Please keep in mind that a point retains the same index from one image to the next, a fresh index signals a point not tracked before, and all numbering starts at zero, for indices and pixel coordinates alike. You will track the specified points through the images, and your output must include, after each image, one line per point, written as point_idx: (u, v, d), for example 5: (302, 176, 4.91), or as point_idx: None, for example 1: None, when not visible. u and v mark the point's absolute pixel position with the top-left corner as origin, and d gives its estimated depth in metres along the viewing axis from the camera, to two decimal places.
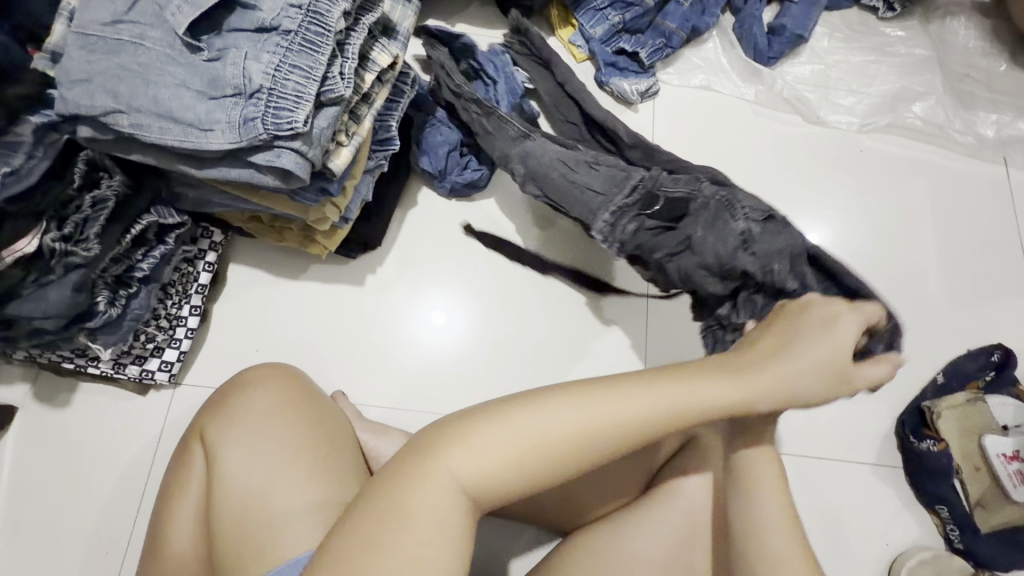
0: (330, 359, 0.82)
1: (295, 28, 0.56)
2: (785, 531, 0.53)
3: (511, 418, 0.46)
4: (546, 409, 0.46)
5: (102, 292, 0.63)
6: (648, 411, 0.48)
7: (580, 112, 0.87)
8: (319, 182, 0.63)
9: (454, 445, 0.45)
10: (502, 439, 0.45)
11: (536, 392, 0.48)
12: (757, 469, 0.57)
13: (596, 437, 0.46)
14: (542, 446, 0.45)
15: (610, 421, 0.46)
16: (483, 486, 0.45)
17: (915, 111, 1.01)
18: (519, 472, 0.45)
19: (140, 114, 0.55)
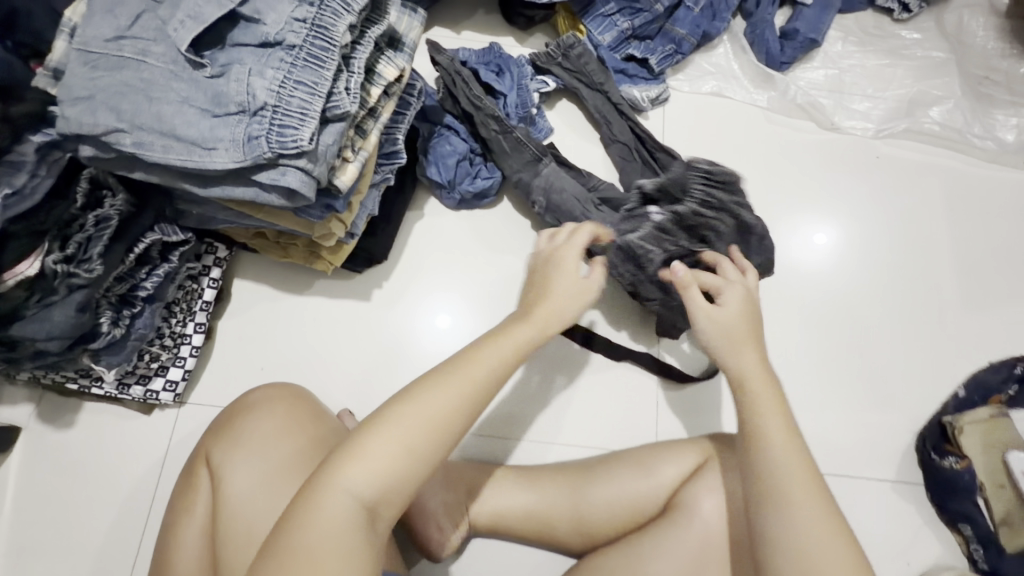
0: (335, 376, 0.80)
1: (300, 43, 0.54)
2: (813, 496, 0.49)
3: (378, 427, 0.49)
4: (409, 411, 0.49)
5: (105, 313, 0.62)
6: (479, 376, 0.52)
7: (630, 131, 0.90)
8: (324, 199, 0.61)
9: (345, 460, 0.47)
10: (383, 446, 0.48)
11: (394, 403, 0.50)
12: (770, 428, 0.53)
13: (456, 414, 0.50)
14: (419, 443, 0.48)
15: (457, 403, 0.51)
16: (381, 487, 0.47)
17: (932, 115, 0.99)
18: (409, 465, 0.48)
19: (142, 132, 0.53)
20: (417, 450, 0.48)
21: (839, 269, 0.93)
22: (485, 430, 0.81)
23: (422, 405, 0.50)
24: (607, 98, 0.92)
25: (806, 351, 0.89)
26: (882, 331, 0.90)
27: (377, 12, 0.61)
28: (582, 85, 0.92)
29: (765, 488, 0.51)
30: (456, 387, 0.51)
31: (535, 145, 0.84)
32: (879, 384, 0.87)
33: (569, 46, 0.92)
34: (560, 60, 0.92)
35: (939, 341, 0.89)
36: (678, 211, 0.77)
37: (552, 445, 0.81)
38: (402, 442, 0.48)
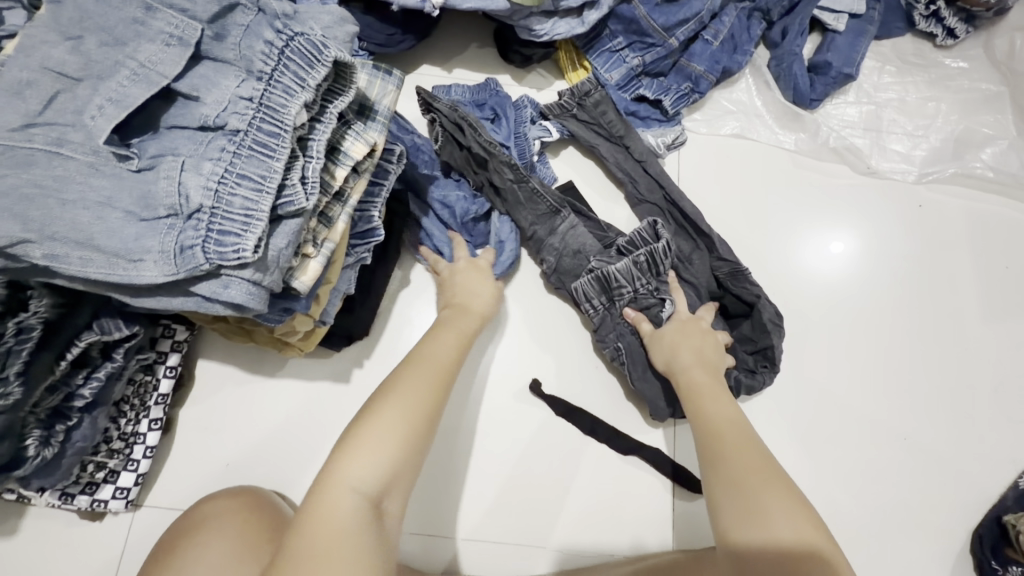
0: (311, 472, 0.71)
1: (244, 127, 0.48)
2: (784, 497, 0.56)
3: (373, 423, 0.54)
4: (391, 404, 0.55)
5: (32, 433, 0.54)
6: (441, 371, 0.61)
7: (661, 194, 0.82)
8: (283, 302, 0.55)
9: (347, 459, 0.51)
10: (374, 440, 0.53)
11: (372, 406, 0.56)
12: (726, 433, 0.62)
13: (435, 400, 0.58)
14: (408, 429, 0.54)
15: (432, 392, 0.58)
16: (386, 474, 0.52)
17: (984, 158, 0.88)
18: (404, 450, 0.53)
19: (54, 242, 0.45)
20: (409, 433, 0.54)
21: (879, 335, 0.83)
22: (413, 527, 0.72)
23: (402, 395, 0.57)
24: (628, 153, 0.83)
25: (841, 432, 0.79)
26: (925, 408, 0.80)
27: (341, 81, 0.54)
28: (599, 139, 0.83)
29: (738, 502, 0.56)
30: (425, 378, 0.59)
31: (553, 196, 0.76)
32: (923, 469, 0.78)
33: (584, 94, 0.83)
34: (575, 111, 0.83)
35: (992, 419, 0.80)
36: (657, 254, 0.74)
37: (544, 549, 0.72)
38: (396, 430, 0.54)
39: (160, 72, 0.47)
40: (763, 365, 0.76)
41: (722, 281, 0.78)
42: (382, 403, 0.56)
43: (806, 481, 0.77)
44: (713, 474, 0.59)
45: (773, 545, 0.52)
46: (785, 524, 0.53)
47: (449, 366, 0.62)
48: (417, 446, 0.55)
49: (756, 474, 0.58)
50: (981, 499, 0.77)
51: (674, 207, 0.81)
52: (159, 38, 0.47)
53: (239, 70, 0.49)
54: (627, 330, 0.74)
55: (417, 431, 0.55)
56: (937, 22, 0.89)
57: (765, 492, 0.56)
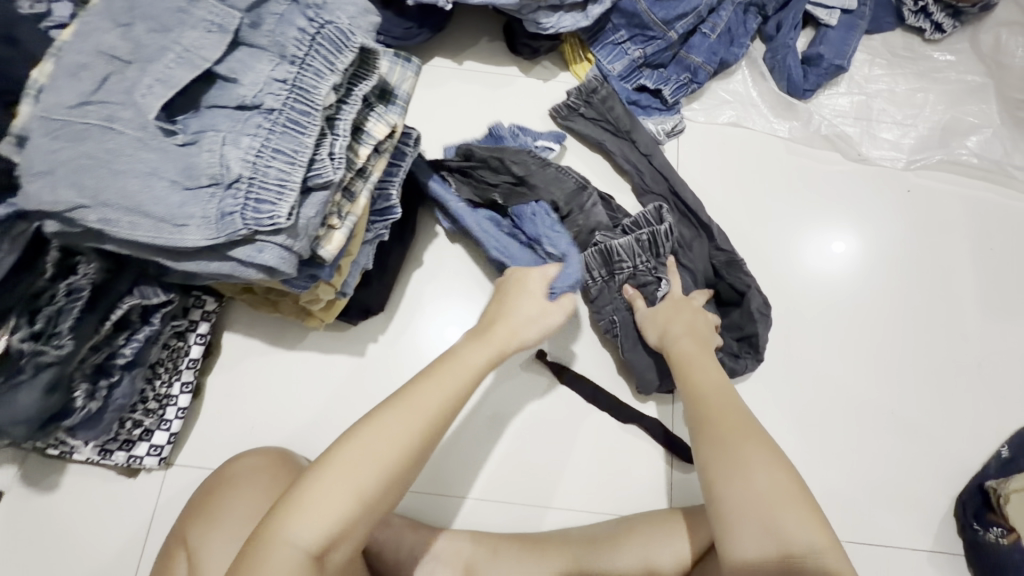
0: (329, 435, 0.76)
1: (279, 106, 0.52)
2: (764, 452, 0.59)
3: (326, 478, 0.50)
4: (356, 451, 0.52)
5: (79, 386, 0.59)
6: (417, 429, 0.54)
7: (666, 185, 0.86)
8: (309, 268, 0.59)
9: (291, 516, 0.49)
10: (325, 496, 0.49)
11: (338, 448, 0.52)
12: (709, 390, 0.66)
13: (398, 463, 0.52)
14: (366, 483, 0.51)
15: (404, 444, 0.53)
16: (327, 538, 0.49)
17: (969, 145, 0.92)
18: (351, 515, 0.50)
19: (107, 208, 0.50)
20: (361, 496, 0.50)
21: (868, 313, 0.87)
22: (420, 487, 0.76)
23: (362, 452, 0.52)
24: (635, 146, 0.88)
25: (832, 405, 0.83)
26: (912, 382, 0.84)
27: (365, 67, 0.59)
28: (608, 134, 0.88)
29: (719, 456, 0.60)
30: (393, 437, 0.53)
31: (577, 173, 0.81)
32: (910, 440, 0.82)
33: (591, 91, 0.88)
34: (582, 109, 0.88)
35: (975, 392, 0.84)
36: (659, 235, 0.79)
37: (547, 510, 0.76)
38: (347, 490, 0.50)
39: (202, 56, 0.51)
40: (747, 352, 0.80)
41: (718, 269, 0.82)
42: (340, 456, 0.51)
43: (798, 450, 0.82)
44: (697, 430, 0.64)
45: (749, 493, 0.56)
46: (759, 474, 0.57)
47: (428, 422, 0.55)
48: (370, 509, 0.51)
49: (736, 431, 0.61)
50: (964, 466, 0.81)
51: (677, 198, 0.85)
52: (201, 25, 0.51)
53: (273, 54, 0.53)
54: (623, 305, 0.79)
55: (371, 495, 0.51)
56: (925, 17, 0.94)
57: (742, 443, 0.60)
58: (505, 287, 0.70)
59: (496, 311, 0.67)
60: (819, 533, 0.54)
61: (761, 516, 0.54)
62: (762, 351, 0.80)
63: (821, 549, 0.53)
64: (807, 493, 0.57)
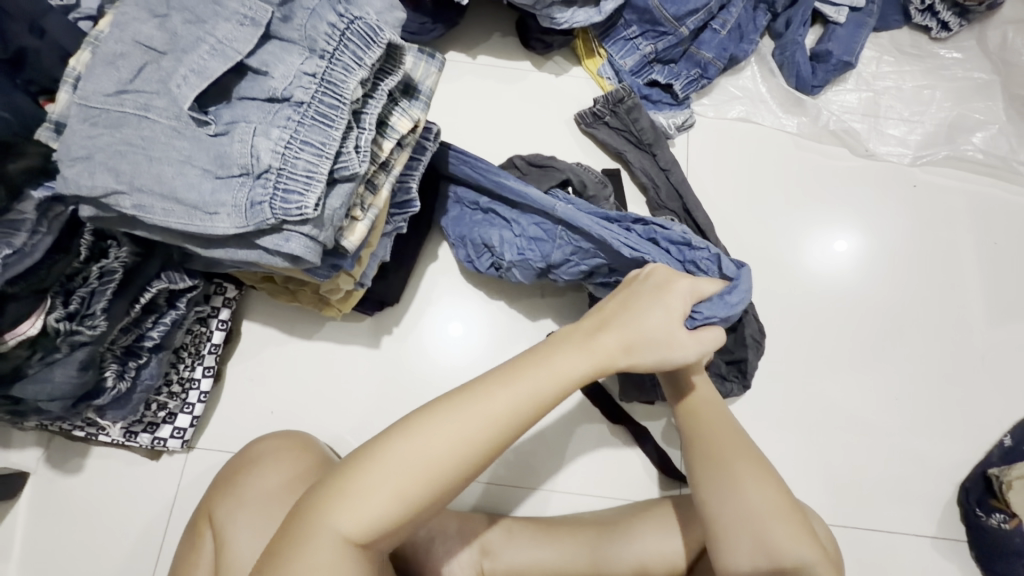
0: (348, 422, 0.78)
1: (308, 99, 0.54)
2: (757, 469, 0.61)
3: (380, 471, 0.48)
4: (410, 449, 0.49)
5: (110, 366, 0.60)
6: (479, 438, 0.50)
7: (681, 203, 0.87)
8: (331, 259, 0.60)
9: (340, 502, 0.48)
10: (375, 491, 0.48)
11: (390, 440, 0.50)
12: (704, 409, 0.67)
13: (454, 469, 0.49)
14: (419, 482, 0.48)
15: (463, 448, 0.50)
16: (374, 530, 0.48)
17: (975, 142, 0.93)
18: (400, 514, 0.48)
19: (142, 194, 0.52)
20: (411, 496, 0.48)
21: (875, 306, 0.89)
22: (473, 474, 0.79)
23: (416, 452, 0.49)
24: (655, 160, 0.89)
25: (838, 396, 0.85)
26: (917, 375, 0.86)
27: (391, 63, 0.60)
28: (630, 146, 0.89)
29: (715, 474, 0.61)
30: (454, 441, 0.50)
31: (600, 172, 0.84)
32: (916, 430, 0.84)
33: (618, 100, 0.89)
34: (607, 118, 0.89)
35: (979, 383, 0.85)
36: None
37: (552, 495, 0.79)
38: (399, 489, 0.48)
39: (235, 48, 0.53)
40: (735, 375, 0.82)
41: None
42: (396, 451, 0.49)
43: (805, 439, 0.84)
44: (690, 447, 0.65)
45: (745, 509, 0.58)
46: (756, 494, 0.59)
47: (492, 432, 0.51)
48: (418, 510, 0.49)
49: (732, 448, 0.63)
50: (968, 455, 0.82)
51: (689, 217, 0.87)
52: (235, 18, 0.53)
53: (303, 49, 0.55)
54: None
55: (423, 495, 0.49)
56: (931, 15, 0.96)
57: (737, 459, 0.61)
58: (631, 284, 0.63)
59: (617, 308, 0.60)
60: (807, 542, 0.57)
61: (757, 530, 0.57)
62: (749, 378, 0.82)
63: (815, 560, 0.56)
64: (794, 506, 0.60)
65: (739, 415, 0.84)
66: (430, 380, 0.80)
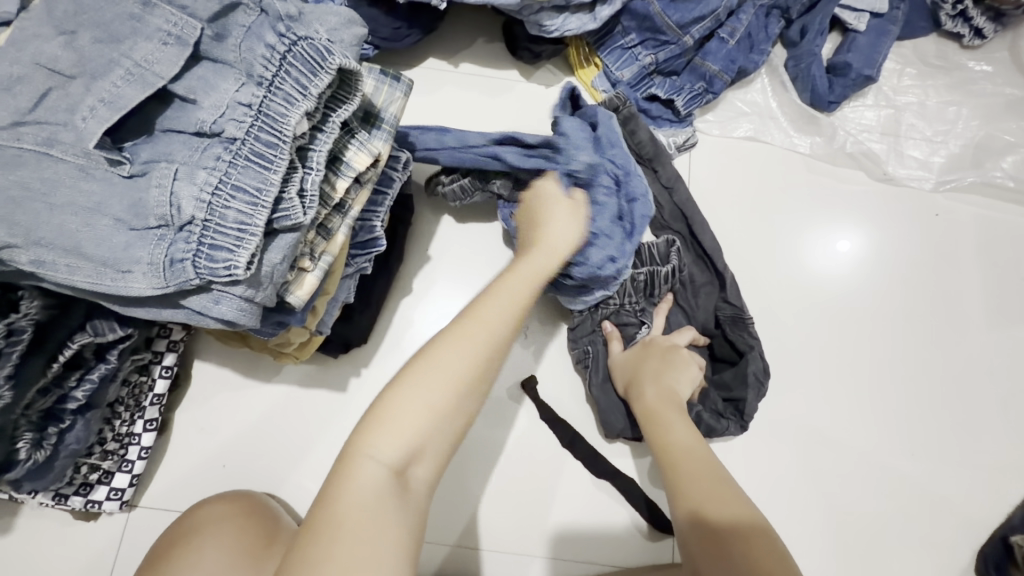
0: (306, 478, 0.71)
1: (241, 135, 0.44)
2: (738, 517, 0.57)
3: (402, 395, 0.51)
4: (428, 364, 0.52)
5: (23, 436, 0.53)
6: (485, 347, 0.55)
7: (683, 224, 0.80)
8: (276, 316, 0.52)
9: (368, 433, 0.49)
10: (408, 409, 0.50)
11: (405, 369, 0.53)
12: (679, 442, 0.64)
13: (474, 369, 0.53)
14: (446, 387, 0.52)
15: (479, 349, 0.54)
16: (410, 446, 0.50)
17: (1004, 166, 0.85)
18: (434, 422, 0.50)
19: (42, 248, 0.42)
20: (439, 413, 0.51)
21: (891, 348, 0.81)
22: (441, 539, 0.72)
23: (434, 368, 0.52)
24: (655, 176, 0.80)
25: (846, 449, 0.78)
26: (931, 429, 0.79)
27: (346, 89, 0.51)
28: None
29: (697, 524, 0.57)
30: (464, 354, 0.54)
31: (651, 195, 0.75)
32: (932, 488, 0.77)
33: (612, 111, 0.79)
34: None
35: (1000, 435, 0.78)
36: (657, 276, 0.76)
37: (530, 559, 0.72)
38: (425, 404, 0.51)
39: (157, 72, 0.42)
40: (732, 414, 0.75)
41: (721, 322, 0.77)
42: (413, 374, 0.52)
43: (812, 496, 0.76)
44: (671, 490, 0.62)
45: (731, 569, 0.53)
46: (739, 549, 0.54)
47: (497, 341, 0.56)
48: (449, 421, 0.51)
49: (712, 494, 0.59)
50: (986, 516, 0.76)
51: (694, 241, 0.79)
52: (157, 36, 0.43)
53: (239, 74, 0.45)
54: (600, 340, 0.76)
55: (449, 409, 0.52)
56: (964, 21, 0.86)
57: (719, 508, 0.57)
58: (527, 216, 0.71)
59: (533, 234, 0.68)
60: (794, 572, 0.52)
61: (744, 556, 0.53)
62: (749, 421, 0.74)
63: None
64: (769, 532, 0.56)
65: (739, 471, 0.77)
66: None
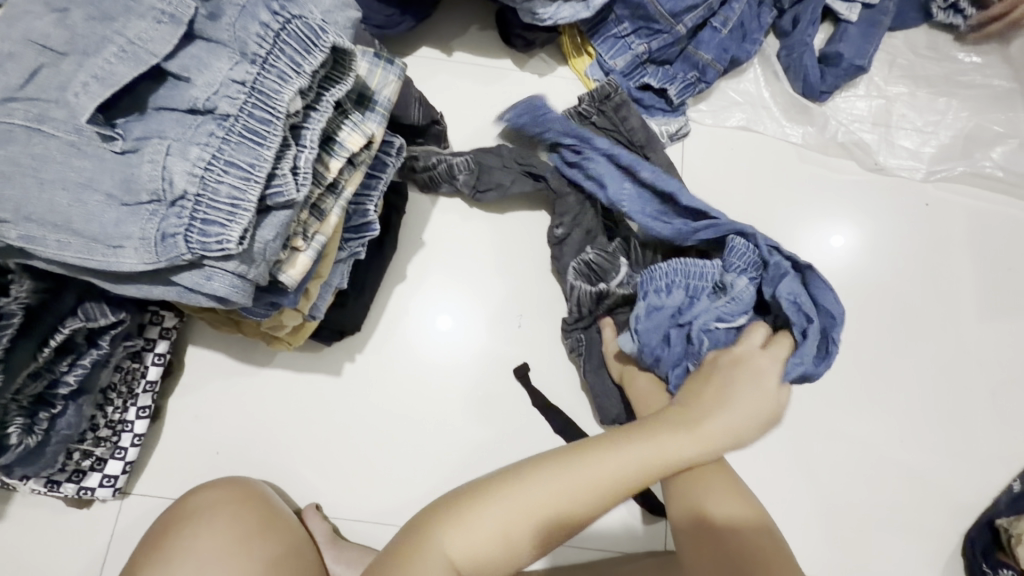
0: (301, 465, 0.71)
1: (235, 111, 0.44)
2: (740, 508, 0.60)
3: (492, 509, 0.53)
4: (530, 488, 0.54)
5: (15, 420, 0.53)
6: (586, 496, 0.54)
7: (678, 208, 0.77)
8: (269, 296, 0.52)
9: (452, 526, 0.53)
10: (492, 521, 0.53)
11: (511, 476, 0.56)
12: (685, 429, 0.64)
13: (568, 513, 0.54)
14: (536, 518, 0.53)
15: (581, 499, 0.54)
16: (479, 557, 0.52)
17: (994, 157, 0.86)
18: (509, 544, 0.53)
19: (32, 224, 0.42)
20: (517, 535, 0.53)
21: (883, 337, 0.82)
22: None
23: (533, 496, 0.54)
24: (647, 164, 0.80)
25: (837, 436, 0.79)
26: (919, 416, 0.80)
27: (340, 69, 0.50)
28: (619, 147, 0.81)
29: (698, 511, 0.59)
30: (559, 495, 0.54)
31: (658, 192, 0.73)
32: (921, 474, 0.78)
33: (605, 97, 0.80)
34: (594, 117, 0.81)
35: (988, 422, 0.79)
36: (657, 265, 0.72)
37: None
38: (508, 525, 0.53)
39: (149, 49, 0.42)
40: None
41: None
42: (513, 488, 0.54)
43: (803, 482, 0.77)
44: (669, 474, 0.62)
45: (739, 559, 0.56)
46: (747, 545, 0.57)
47: (600, 499, 0.55)
48: (522, 547, 0.53)
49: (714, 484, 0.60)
50: (974, 501, 0.77)
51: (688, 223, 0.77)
52: (150, 14, 0.42)
53: (232, 51, 0.44)
54: (594, 330, 0.73)
55: (527, 536, 0.53)
56: (955, 13, 0.87)
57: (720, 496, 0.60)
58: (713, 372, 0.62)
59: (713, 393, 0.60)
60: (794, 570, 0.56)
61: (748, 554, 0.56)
62: None
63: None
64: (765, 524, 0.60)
65: (732, 457, 0.78)
66: (393, 416, 0.73)
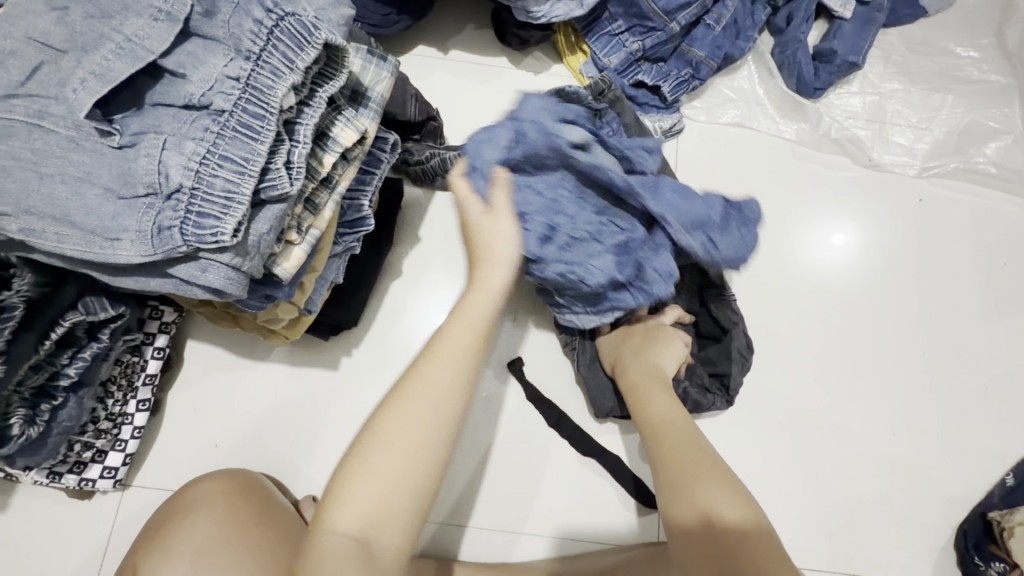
0: (298, 457, 0.72)
1: (229, 107, 0.45)
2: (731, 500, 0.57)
3: (361, 461, 0.46)
4: (389, 424, 0.48)
5: (17, 410, 0.54)
6: (436, 399, 0.48)
7: None
8: (264, 288, 0.53)
9: (333, 503, 0.46)
10: (371, 472, 0.46)
11: (373, 425, 0.48)
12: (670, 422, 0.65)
13: (431, 428, 0.48)
14: (413, 451, 0.47)
15: (432, 407, 0.48)
16: (371, 516, 0.45)
17: (988, 152, 0.86)
18: (396, 491, 0.46)
19: (31, 217, 0.42)
20: (399, 477, 0.46)
21: (875, 331, 0.82)
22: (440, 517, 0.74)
23: (395, 433, 0.47)
24: None
25: (830, 430, 0.79)
26: (912, 410, 0.80)
27: (333, 65, 0.51)
28: None
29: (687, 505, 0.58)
30: (418, 411, 0.48)
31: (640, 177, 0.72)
32: (914, 468, 0.78)
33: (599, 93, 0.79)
34: None
35: (982, 416, 0.80)
36: None
37: (518, 535, 0.74)
38: (384, 470, 0.46)
39: (147, 47, 0.43)
40: (717, 387, 0.76)
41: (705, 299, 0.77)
42: (372, 434, 0.47)
43: (796, 476, 0.78)
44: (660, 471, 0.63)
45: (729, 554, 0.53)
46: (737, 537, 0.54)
47: (452, 394, 0.49)
48: (405, 482, 0.46)
49: (699, 474, 0.60)
50: (967, 494, 0.77)
51: None
52: (148, 12, 0.43)
53: (227, 49, 0.45)
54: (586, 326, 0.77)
55: (408, 472, 0.46)
56: None
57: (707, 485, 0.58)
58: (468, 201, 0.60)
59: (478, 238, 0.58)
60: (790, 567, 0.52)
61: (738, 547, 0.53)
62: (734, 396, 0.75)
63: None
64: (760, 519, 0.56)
65: (726, 450, 0.78)
66: None
